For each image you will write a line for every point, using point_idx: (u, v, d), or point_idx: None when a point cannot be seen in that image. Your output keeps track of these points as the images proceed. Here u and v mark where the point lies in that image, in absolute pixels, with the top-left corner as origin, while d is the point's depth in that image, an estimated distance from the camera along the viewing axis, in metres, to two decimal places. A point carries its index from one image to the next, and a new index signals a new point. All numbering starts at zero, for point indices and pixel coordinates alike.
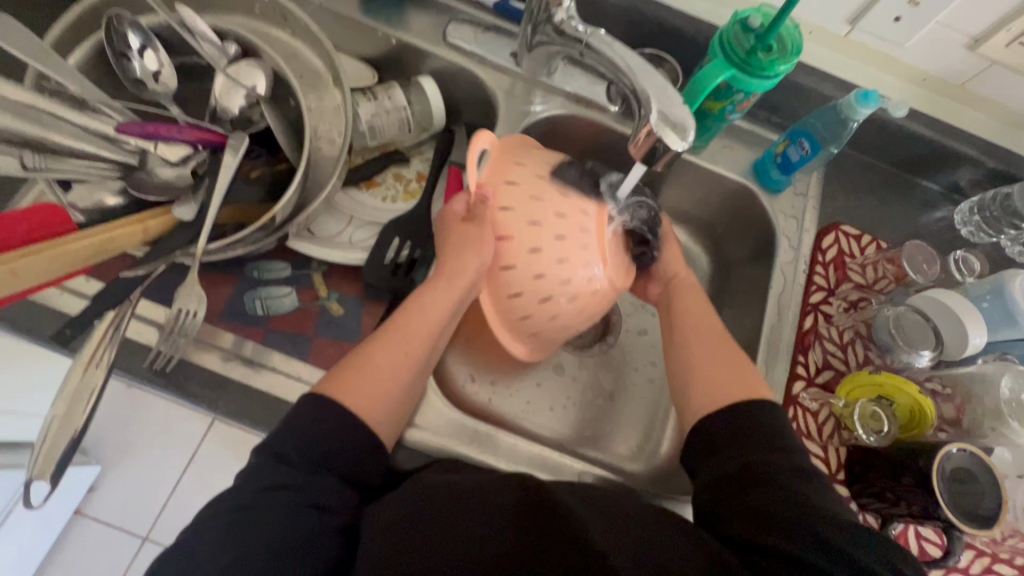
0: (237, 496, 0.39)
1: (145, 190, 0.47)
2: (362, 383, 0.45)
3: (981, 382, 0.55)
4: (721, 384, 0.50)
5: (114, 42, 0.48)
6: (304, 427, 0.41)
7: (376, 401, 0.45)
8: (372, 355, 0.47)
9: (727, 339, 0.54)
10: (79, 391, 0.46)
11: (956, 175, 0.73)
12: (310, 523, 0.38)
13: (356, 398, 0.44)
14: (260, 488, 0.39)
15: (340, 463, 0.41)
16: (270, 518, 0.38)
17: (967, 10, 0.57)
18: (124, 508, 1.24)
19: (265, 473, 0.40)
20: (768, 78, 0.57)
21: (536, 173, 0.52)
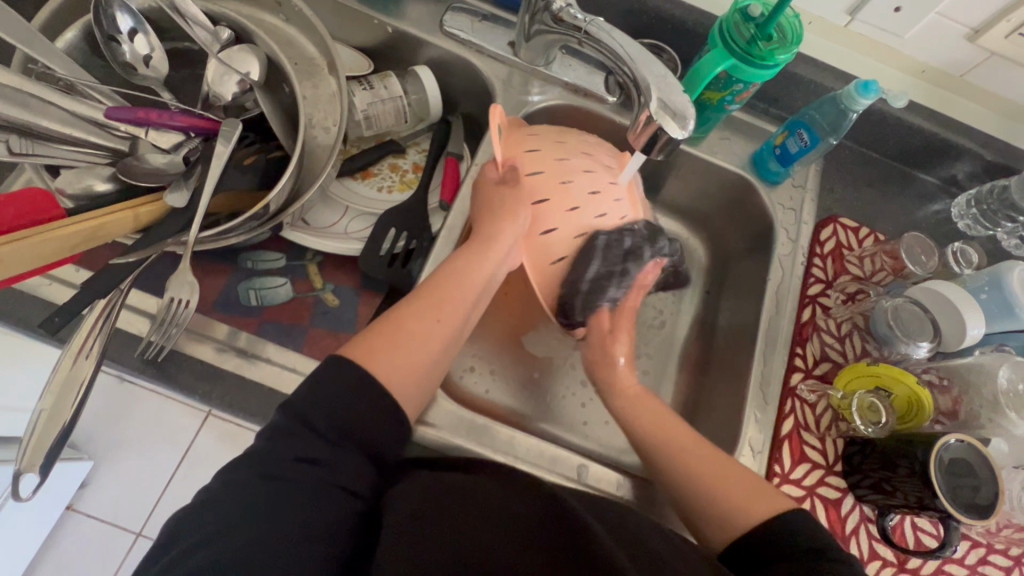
0: (269, 466, 0.38)
1: (136, 176, 0.46)
2: (392, 349, 0.45)
3: (978, 373, 0.55)
4: (721, 503, 0.46)
5: (104, 24, 0.46)
6: (334, 395, 0.41)
7: (405, 369, 0.45)
8: (401, 322, 0.47)
9: (694, 442, 0.51)
10: (67, 385, 0.46)
11: (954, 168, 0.73)
12: (326, 512, 0.37)
13: (385, 366, 0.44)
14: (289, 459, 0.38)
15: (367, 435, 0.41)
16: (283, 498, 0.36)
17: (967, 0, 0.57)
18: (117, 504, 1.23)
19: (286, 447, 0.39)
20: (767, 68, 0.57)
21: (553, 141, 0.56)
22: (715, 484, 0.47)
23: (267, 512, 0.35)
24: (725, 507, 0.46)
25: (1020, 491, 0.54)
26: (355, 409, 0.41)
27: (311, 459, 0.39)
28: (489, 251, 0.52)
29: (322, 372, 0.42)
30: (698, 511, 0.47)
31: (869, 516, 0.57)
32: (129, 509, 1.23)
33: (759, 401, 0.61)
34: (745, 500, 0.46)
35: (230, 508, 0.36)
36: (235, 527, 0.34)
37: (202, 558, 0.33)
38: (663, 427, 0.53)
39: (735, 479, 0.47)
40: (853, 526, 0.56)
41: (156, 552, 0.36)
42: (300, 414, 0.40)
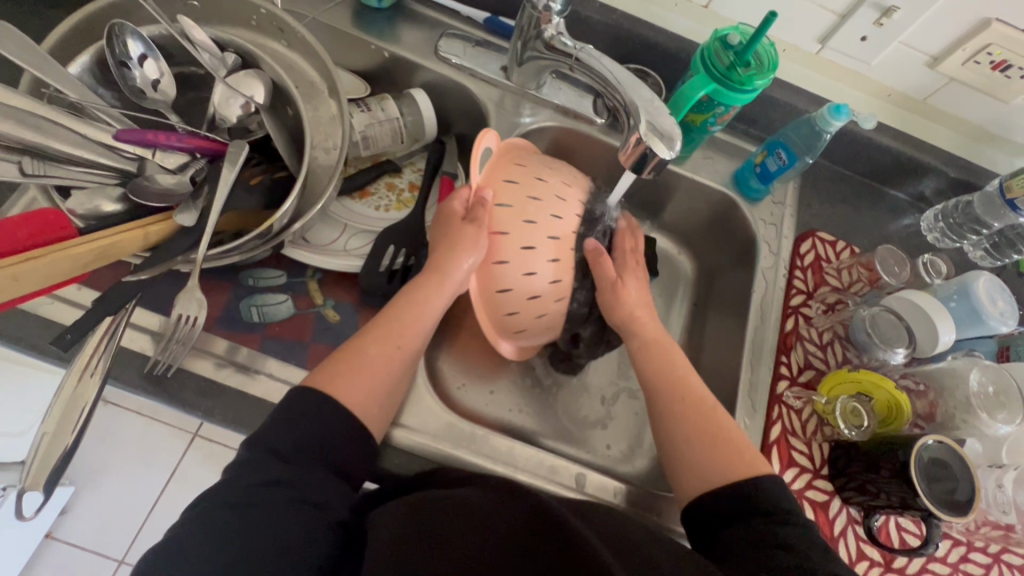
0: (237, 493, 0.39)
1: (147, 196, 0.47)
2: (358, 375, 0.47)
3: (952, 377, 0.58)
4: (703, 481, 0.48)
5: (116, 49, 0.48)
6: (293, 422, 0.43)
7: (366, 391, 0.47)
8: (363, 348, 0.49)
9: (697, 402, 0.54)
10: (68, 415, 0.45)
11: (921, 184, 0.78)
12: (293, 528, 0.39)
13: (348, 390, 0.46)
14: (253, 485, 0.40)
15: (330, 450, 0.43)
16: (254, 520, 0.38)
17: (926, 30, 0.61)
18: (98, 531, 1.19)
19: (254, 472, 0.40)
20: (746, 92, 0.61)
21: (533, 175, 0.57)
22: (713, 431, 0.51)
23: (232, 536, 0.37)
24: (717, 458, 0.49)
25: (995, 489, 0.56)
26: (308, 423, 0.43)
27: (280, 480, 0.40)
28: (425, 287, 0.54)
29: (290, 402, 0.44)
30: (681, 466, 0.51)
31: (856, 518, 0.59)
32: (113, 536, 1.20)
33: (747, 407, 0.63)
34: (733, 463, 0.48)
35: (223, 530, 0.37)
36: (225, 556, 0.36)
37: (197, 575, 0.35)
38: (679, 391, 0.55)
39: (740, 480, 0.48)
40: (841, 528, 0.58)
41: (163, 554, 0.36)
42: (264, 443, 0.42)
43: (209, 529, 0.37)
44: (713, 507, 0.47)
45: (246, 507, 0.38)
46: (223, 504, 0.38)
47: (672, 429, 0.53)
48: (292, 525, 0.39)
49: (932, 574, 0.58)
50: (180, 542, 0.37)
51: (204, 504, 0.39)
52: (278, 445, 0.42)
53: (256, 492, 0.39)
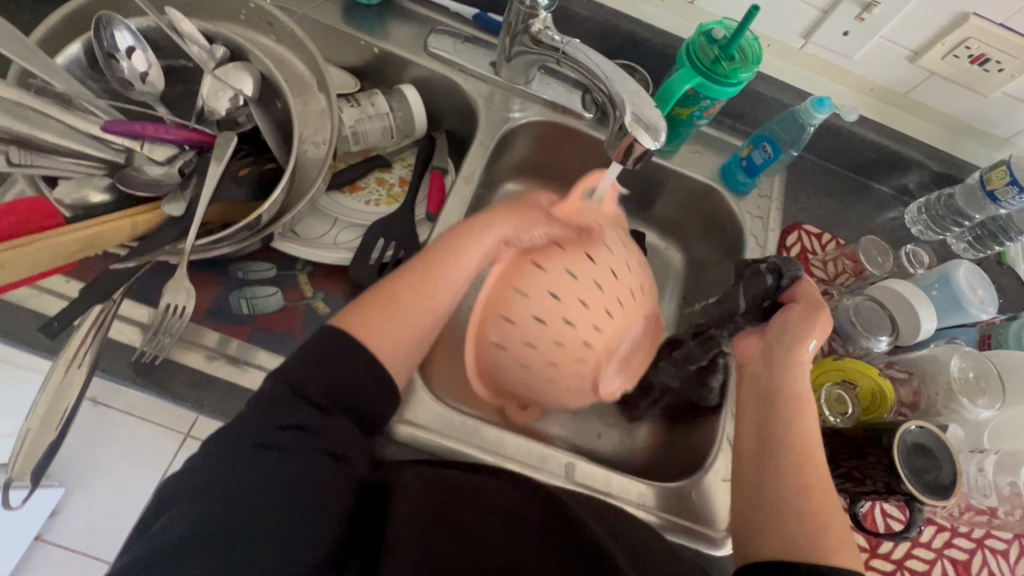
0: (264, 434, 0.39)
1: (132, 185, 0.47)
2: (385, 321, 0.47)
3: (933, 364, 0.59)
4: (797, 528, 0.44)
5: (105, 41, 0.48)
6: (322, 362, 0.43)
7: (394, 344, 0.46)
8: (397, 293, 0.48)
9: (815, 469, 0.48)
10: (53, 407, 0.45)
11: (905, 178, 0.79)
12: (320, 479, 0.38)
13: (380, 337, 0.46)
14: (276, 426, 0.40)
15: (348, 396, 0.43)
16: (282, 463, 0.37)
17: (906, 24, 0.63)
18: (90, 531, 1.19)
19: (279, 413, 0.40)
20: (731, 85, 0.62)
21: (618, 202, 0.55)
22: (799, 489, 0.47)
23: (260, 475, 0.36)
24: (803, 527, 0.44)
25: (976, 473, 0.57)
26: (335, 373, 0.43)
27: (306, 427, 0.40)
28: (445, 262, 0.49)
29: (316, 340, 0.44)
30: (755, 526, 0.47)
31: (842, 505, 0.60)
32: (103, 537, 1.19)
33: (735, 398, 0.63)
34: (817, 532, 0.44)
35: (243, 466, 0.37)
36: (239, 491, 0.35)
37: (205, 507, 0.35)
38: (804, 440, 0.49)
39: (833, 519, 0.45)
40: None
41: (176, 490, 0.36)
42: (293, 381, 0.42)
43: (229, 466, 0.37)
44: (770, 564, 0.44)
45: (276, 452, 0.38)
46: (249, 443, 0.38)
47: (772, 482, 0.48)
48: (316, 474, 0.38)
49: (918, 559, 0.59)
50: (189, 483, 0.36)
51: (224, 438, 0.39)
52: (307, 387, 0.42)
53: (281, 436, 0.39)
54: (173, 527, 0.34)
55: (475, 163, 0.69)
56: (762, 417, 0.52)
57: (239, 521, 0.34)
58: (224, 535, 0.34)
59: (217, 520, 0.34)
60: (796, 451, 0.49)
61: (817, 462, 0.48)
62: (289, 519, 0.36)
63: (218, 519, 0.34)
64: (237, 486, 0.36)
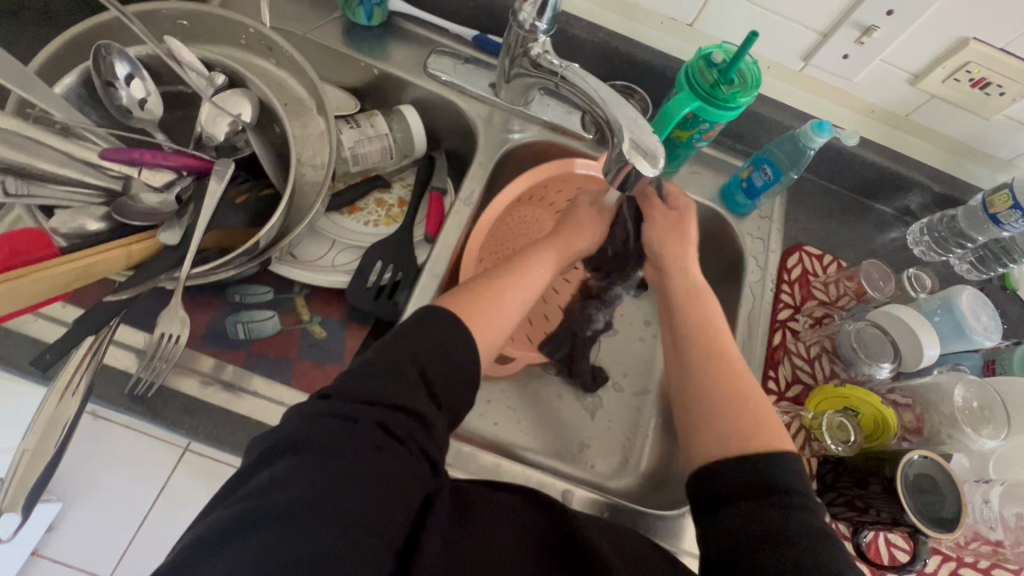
0: (343, 408, 0.37)
1: (130, 215, 0.47)
2: (485, 312, 0.50)
3: (937, 392, 0.58)
4: (736, 429, 0.46)
5: (103, 70, 0.48)
6: (425, 337, 0.44)
7: (494, 327, 0.50)
8: (501, 291, 0.53)
9: (733, 366, 0.52)
10: (50, 425, 0.45)
11: (907, 199, 0.79)
12: (395, 471, 0.35)
13: (478, 325, 0.49)
14: (356, 403, 0.38)
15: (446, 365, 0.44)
16: (351, 448, 0.35)
17: (906, 48, 0.63)
18: (87, 546, 1.18)
19: (371, 388, 0.39)
20: (730, 109, 0.62)
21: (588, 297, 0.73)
22: (739, 402, 0.49)
23: (325, 450, 0.34)
24: (739, 429, 0.46)
25: (982, 505, 0.55)
26: (452, 366, 0.44)
27: (384, 409, 0.38)
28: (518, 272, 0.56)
29: (430, 316, 0.46)
30: (693, 431, 0.49)
31: (845, 534, 0.59)
32: (103, 550, 1.18)
33: None
34: (755, 431, 0.46)
35: (310, 432, 0.35)
36: (305, 464, 0.33)
37: (264, 477, 0.33)
38: (726, 352, 0.53)
39: (767, 420, 0.47)
40: None
41: (275, 445, 0.35)
42: (413, 357, 0.43)
43: (327, 438, 0.35)
44: (715, 475, 0.44)
45: (352, 423, 0.36)
46: (331, 414, 0.36)
47: (709, 390, 0.51)
48: (392, 465, 0.35)
49: None
50: (274, 440, 0.35)
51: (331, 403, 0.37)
52: (427, 368, 0.43)
53: (377, 413, 0.38)
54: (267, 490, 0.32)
55: (475, 184, 0.69)
56: (688, 327, 0.56)
57: (305, 497, 0.31)
58: (277, 511, 0.30)
59: (246, 505, 0.31)
60: (720, 357, 0.53)
61: (733, 369, 0.52)
62: (368, 499, 0.33)
63: (273, 496, 0.31)
64: (299, 460, 0.33)
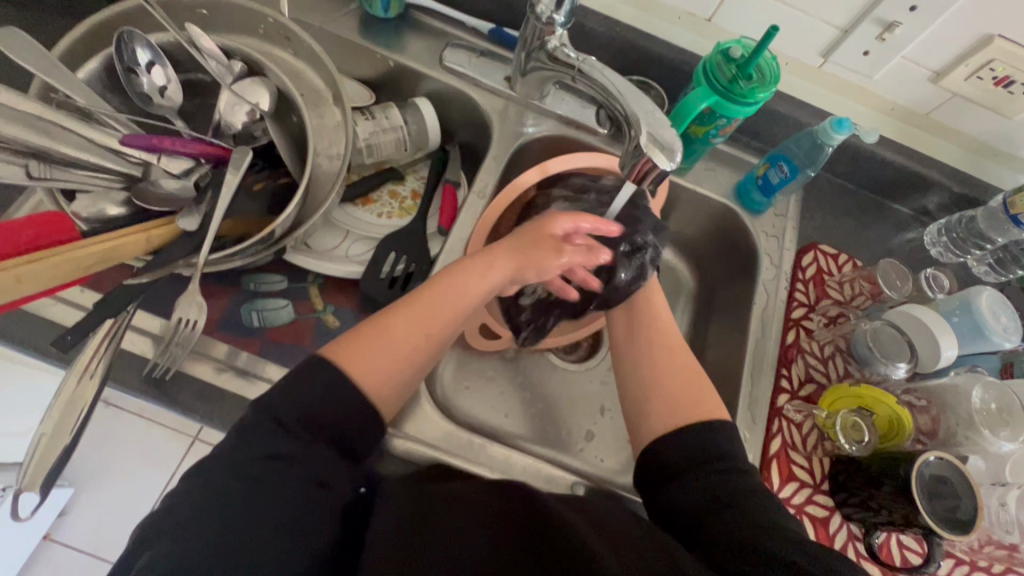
0: (249, 463, 0.39)
1: (149, 200, 0.48)
2: (371, 351, 0.48)
3: (954, 394, 0.57)
4: (676, 399, 0.53)
5: (124, 56, 0.49)
6: (311, 386, 0.44)
7: (376, 362, 0.48)
8: (394, 321, 0.51)
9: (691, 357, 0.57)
10: (71, 403, 0.46)
11: (925, 199, 0.78)
12: (298, 502, 0.39)
13: (362, 364, 0.47)
14: (255, 459, 0.39)
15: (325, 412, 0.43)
16: (257, 503, 0.37)
17: (928, 45, 0.62)
18: (97, 533, 1.19)
19: (259, 442, 0.40)
20: (748, 105, 0.61)
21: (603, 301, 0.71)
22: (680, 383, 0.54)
23: (227, 512, 0.36)
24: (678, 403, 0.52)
25: (998, 508, 0.55)
26: (338, 406, 0.44)
27: (280, 454, 0.40)
28: (440, 293, 0.53)
29: (301, 372, 0.45)
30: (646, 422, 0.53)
31: (856, 535, 0.58)
32: (112, 537, 1.19)
33: (748, 421, 0.63)
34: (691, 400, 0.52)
35: (204, 500, 0.36)
36: (211, 528, 0.35)
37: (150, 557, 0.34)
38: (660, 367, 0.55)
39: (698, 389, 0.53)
40: (842, 544, 0.58)
41: (157, 525, 0.35)
42: (271, 410, 0.42)
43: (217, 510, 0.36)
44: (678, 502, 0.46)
45: (255, 482, 0.38)
46: (235, 478, 0.38)
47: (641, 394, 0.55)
48: (294, 497, 0.39)
49: None
50: (167, 518, 0.36)
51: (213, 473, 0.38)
52: (288, 415, 0.42)
53: (266, 465, 0.39)
54: (154, 568, 0.33)
55: (488, 177, 0.69)
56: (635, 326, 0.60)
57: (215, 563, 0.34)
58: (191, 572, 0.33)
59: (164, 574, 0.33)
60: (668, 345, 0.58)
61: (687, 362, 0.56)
62: (280, 543, 0.36)
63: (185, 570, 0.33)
64: (201, 527, 0.35)
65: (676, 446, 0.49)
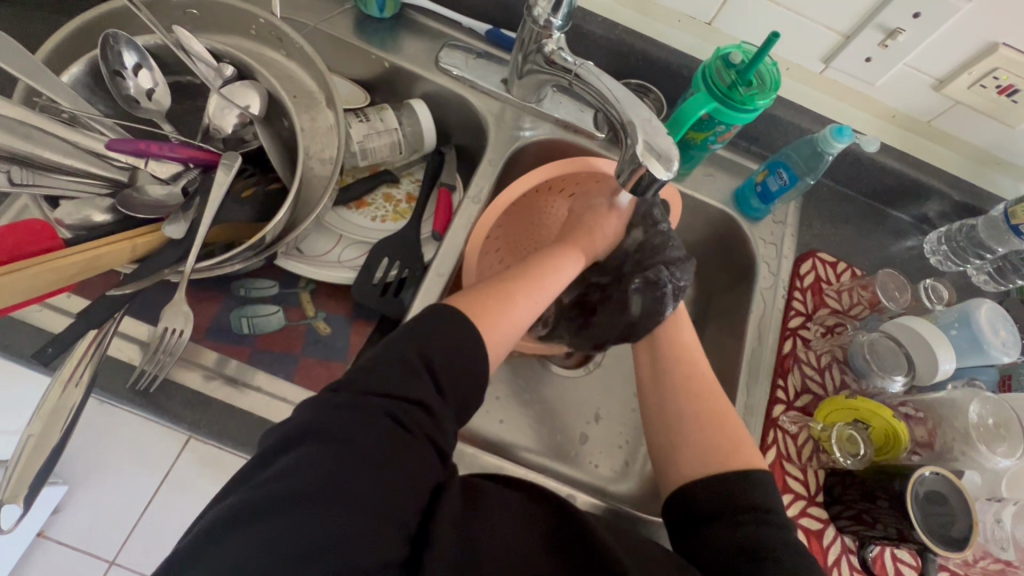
0: (376, 405, 0.37)
1: (135, 208, 0.47)
2: (502, 317, 0.49)
3: (951, 407, 0.57)
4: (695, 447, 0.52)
5: (109, 59, 0.48)
6: (446, 334, 0.44)
7: (501, 337, 0.49)
8: (515, 300, 0.51)
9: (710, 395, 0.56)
10: (58, 407, 0.45)
11: (925, 207, 0.77)
12: (408, 468, 0.36)
13: (490, 332, 0.48)
14: (376, 395, 0.38)
15: (451, 361, 0.43)
16: (370, 444, 0.35)
17: (932, 52, 0.61)
18: (91, 531, 1.19)
19: (378, 383, 0.39)
20: (748, 111, 0.60)
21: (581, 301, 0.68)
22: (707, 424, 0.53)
23: (345, 444, 0.34)
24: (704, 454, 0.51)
25: (993, 524, 0.55)
26: (462, 364, 0.43)
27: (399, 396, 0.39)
28: (542, 283, 0.54)
29: (391, 361, 0.41)
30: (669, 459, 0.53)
31: (850, 547, 0.58)
32: (106, 535, 1.19)
33: (742, 432, 0.62)
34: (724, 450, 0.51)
35: (333, 422, 0.36)
36: (325, 466, 0.33)
37: (281, 464, 0.33)
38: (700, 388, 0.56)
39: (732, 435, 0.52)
40: (835, 558, 0.57)
41: (301, 428, 0.35)
42: (419, 348, 0.42)
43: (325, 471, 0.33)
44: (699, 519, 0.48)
45: (356, 414, 0.37)
46: (352, 407, 0.37)
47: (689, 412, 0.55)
48: (403, 457, 0.36)
49: None
50: (298, 427, 0.35)
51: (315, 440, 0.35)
52: (378, 399, 0.39)
53: (399, 407, 0.38)
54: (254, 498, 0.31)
55: (484, 182, 0.68)
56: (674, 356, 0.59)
57: (320, 494, 0.32)
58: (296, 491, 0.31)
59: (281, 490, 0.32)
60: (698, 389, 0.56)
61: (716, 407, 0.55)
62: (376, 498, 0.33)
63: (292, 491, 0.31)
64: (318, 453, 0.34)
65: (705, 489, 0.49)
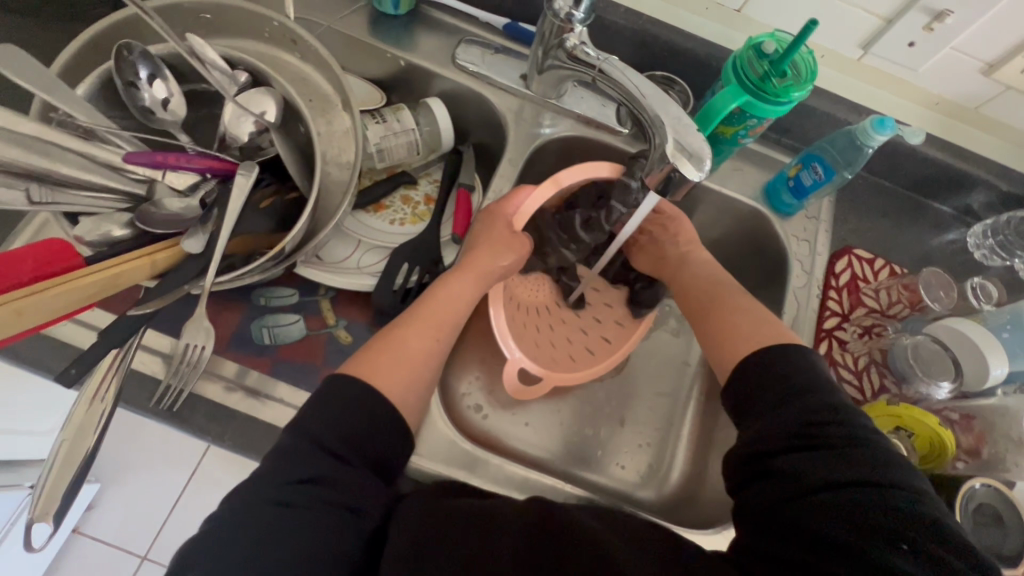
0: (277, 491, 0.39)
1: (153, 223, 0.45)
2: (393, 363, 0.47)
3: (1003, 416, 0.54)
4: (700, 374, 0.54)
5: (124, 70, 0.47)
6: (332, 409, 0.42)
7: (401, 375, 0.47)
8: (405, 338, 0.49)
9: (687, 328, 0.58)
10: (87, 419, 0.45)
11: (969, 198, 0.73)
12: (322, 537, 0.38)
13: (386, 377, 0.46)
14: (287, 483, 0.39)
15: (358, 435, 0.42)
16: (290, 527, 0.38)
17: (983, 35, 0.57)
18: (119, 528, 1.20)
19: (289, 468, 0.40)
20: (782, 104, 0.57)
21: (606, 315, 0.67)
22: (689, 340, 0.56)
23: (266, 540, 0.37)
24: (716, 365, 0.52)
25: None
26: (354, 424, 0.42)
27: (313, 478, 0.40)
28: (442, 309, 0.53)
29: (327, 389, 0.44)
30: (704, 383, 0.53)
31: None
32: (135, 530, 1.21)
33: None
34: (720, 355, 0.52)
35: (239, 528, 0.37)
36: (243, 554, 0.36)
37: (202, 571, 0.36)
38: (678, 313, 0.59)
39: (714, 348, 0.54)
40: None
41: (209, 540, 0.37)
42: (307, 432, 0.41)
43: (254, 522, 0.37)
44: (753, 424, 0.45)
45: (288, 507, 0.38)
46: (266, 501, 0.38)
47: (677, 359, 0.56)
48: (326, 531, 0.38)
49: None
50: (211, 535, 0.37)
51: (252, 493, 0.39)
52: (320, 434, 0.41)
53: (294, 491, 0.39)
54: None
55: (504, 182, 0.66)
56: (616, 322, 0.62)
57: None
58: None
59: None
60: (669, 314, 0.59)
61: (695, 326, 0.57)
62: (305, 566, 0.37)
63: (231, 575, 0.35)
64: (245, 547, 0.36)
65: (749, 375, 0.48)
